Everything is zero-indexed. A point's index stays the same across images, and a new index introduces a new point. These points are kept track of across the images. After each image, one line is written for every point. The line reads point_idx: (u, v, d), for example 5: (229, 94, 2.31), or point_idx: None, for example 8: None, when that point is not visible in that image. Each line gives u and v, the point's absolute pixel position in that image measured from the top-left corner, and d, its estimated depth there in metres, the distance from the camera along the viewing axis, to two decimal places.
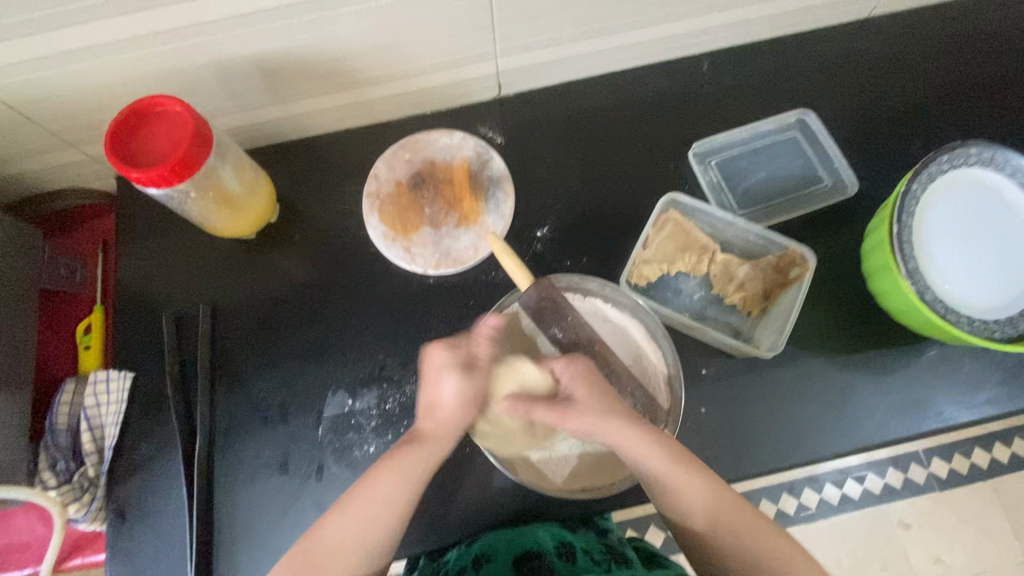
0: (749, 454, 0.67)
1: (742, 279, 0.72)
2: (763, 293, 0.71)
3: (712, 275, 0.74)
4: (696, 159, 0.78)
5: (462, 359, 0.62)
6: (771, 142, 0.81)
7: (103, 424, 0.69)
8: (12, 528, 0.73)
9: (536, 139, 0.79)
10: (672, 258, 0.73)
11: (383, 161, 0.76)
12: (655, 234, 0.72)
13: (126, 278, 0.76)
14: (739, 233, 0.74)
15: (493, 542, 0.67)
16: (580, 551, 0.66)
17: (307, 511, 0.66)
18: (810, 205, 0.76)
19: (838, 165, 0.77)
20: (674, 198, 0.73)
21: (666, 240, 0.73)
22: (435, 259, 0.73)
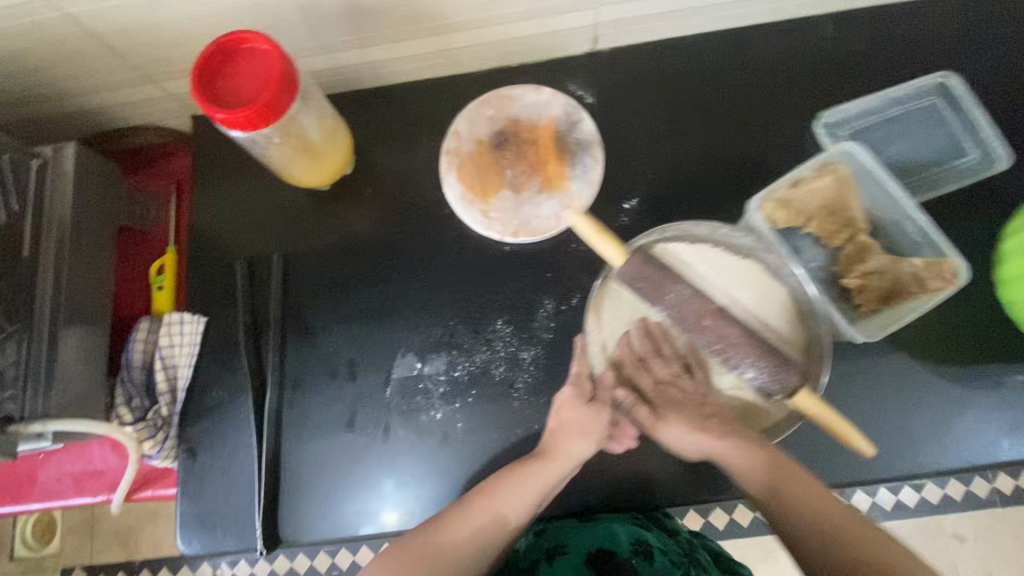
0: (837, 461, 0.62)
1: (874, 267, 0.60)
2: (889, 290, 0.60)
3: (841, 250, 0.62)
4: (824, 129, 0.70)
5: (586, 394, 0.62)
6: (909, 109, 0.71)
7: (176, 365, 0.70)
8: (87, 456, 0.75)
9: (629, 102, 0.74)
10: (813, 214, 0.62)
11: (464, 116, 0.71)
12: (811, 178, 0.61)
13: (199, 222, 0.75)
14: (896, 217, 0.61)
15: (566, 534, 0.67)
16: (658, 551, 0.66)
17: (373, 471, 0.66)
18: (957, 182, 0.67)
19: (987, 136, 0.68)
20: (853, 145, 0.60)
21: (817, 191, 0.61)
22: (513, 226, 0.68)
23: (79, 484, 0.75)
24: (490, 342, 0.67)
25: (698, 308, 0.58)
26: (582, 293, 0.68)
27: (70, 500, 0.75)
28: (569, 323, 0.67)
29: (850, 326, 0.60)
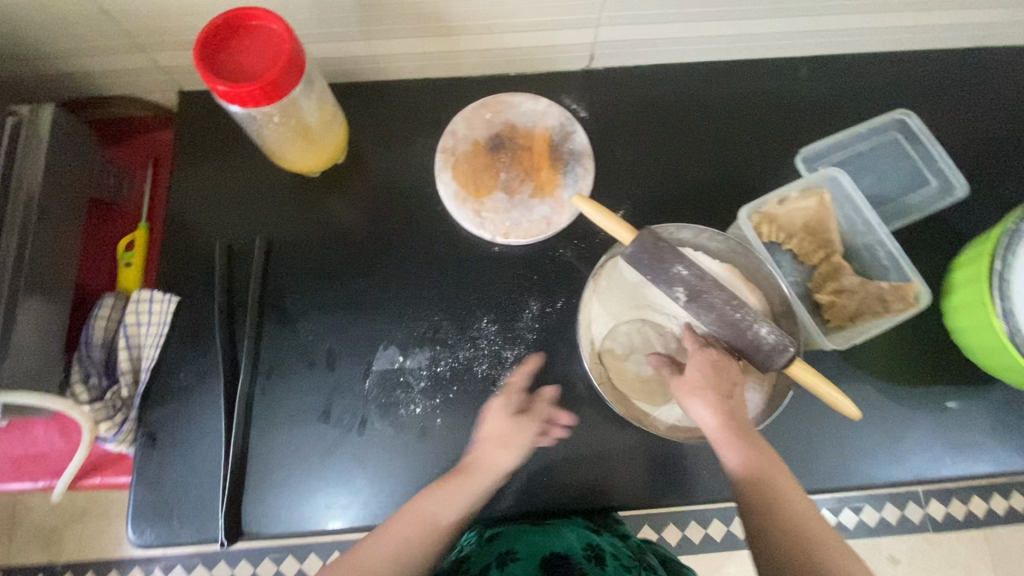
0: (798, 471, 0.66)
1: (845, 284, 0.67)
2: (855, 309, 0.66)
3: (817, 270, 0.69)
4: (805, 163, 0.75)
5: (517, 404, 0.64)
6: (875, 142, 0.76)
7: (141, 345, 0.66)
8: (30, 438, 0.71)
9: (622, 119, 0.76)
10: (795, 232, 0.69)
11: (461, 119, 0.73)
12: (796, 198, 0.68)
13: (179, 199, 0.73)
14: (868, 240, 0.69)
15: (516, 539, 0.69)
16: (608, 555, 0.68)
17: (345, 463, 0.64)
18: (918, 213, 0.73)
19: (944, 168, 0.74)
20: (835, 178, 0.68)
21: (800, 211, 0.68)
22: (504, 227, 0.70)
23: (17, 468, 0.70)
24: (474, 340, 0.68)
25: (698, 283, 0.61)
26: (567, 298, 0.69)
27: (6, 485, 0.69)
28: (552, 325, 0.69)
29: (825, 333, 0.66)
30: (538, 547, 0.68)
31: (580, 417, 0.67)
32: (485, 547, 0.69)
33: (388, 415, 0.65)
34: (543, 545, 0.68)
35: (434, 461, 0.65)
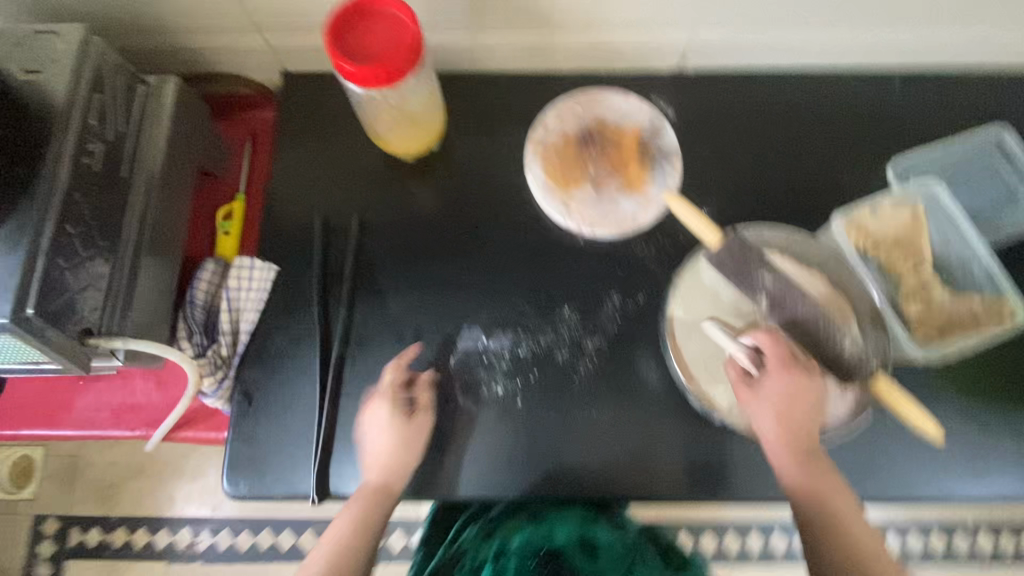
0: (872, 481, 0.66)
1: (935, 298, 0.66)
2: (946, 321, 0.66)
3: (907, 281, 0.67)
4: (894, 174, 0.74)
5: (404, 407, 0.65)
6: (968, 155, 0.74)
7: (241, 309, 0.71)
8: (130, 389, 0.75)
9: (711, 118, 0.77)
10: (886, 242, 0.68)
11: (553, 110, 0.74)
12: (890, 208, 0.68)
13: (280, 174, 0.77)
14: (959, 254, 0.68)
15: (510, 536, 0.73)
16: (599, 545, 0.70)
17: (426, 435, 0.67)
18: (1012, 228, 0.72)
19: None
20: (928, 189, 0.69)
21: (893, 221, 0.68)
22: (591, 219, 0.71)
23: (116, 417, 0.74)
24: (555, 326, 0.70)
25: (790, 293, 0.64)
26: (648, 292, 0.71)
27: (106, 432, 0.74)
28: (634, 318, 0.70)
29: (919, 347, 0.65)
30: (531, 542, 0.71)
31: (657, 410, 0.68)
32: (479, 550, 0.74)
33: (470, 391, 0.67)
34: (534, 540, 0.72)
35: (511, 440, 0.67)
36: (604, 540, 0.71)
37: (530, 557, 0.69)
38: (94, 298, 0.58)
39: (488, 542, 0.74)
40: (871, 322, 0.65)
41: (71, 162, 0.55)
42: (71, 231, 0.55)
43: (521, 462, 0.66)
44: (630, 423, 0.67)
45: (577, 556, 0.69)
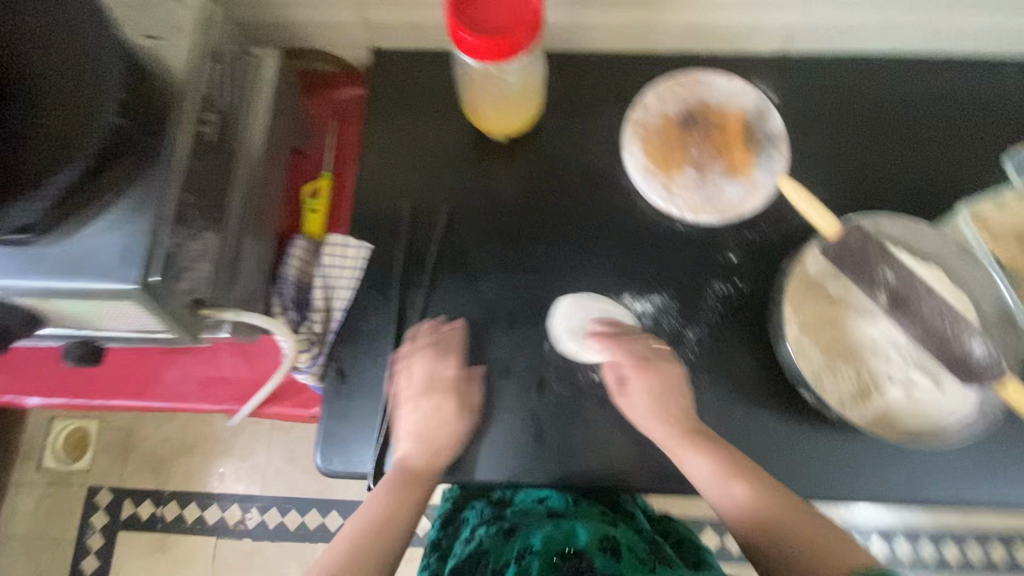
0: (984, 486, 0.63)
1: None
2: None
3: None
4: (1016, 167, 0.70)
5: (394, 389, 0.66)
6: None
7: (334, 286, 0.70)
8: (217, 362, 0.75)
9: (816, 105, 0.74)
10: (1007, 238, 0.65)
11: (654, 92, 0.72)
12: (1014, 202, 0.65)
13: (369, 150, 0.75)
14: None
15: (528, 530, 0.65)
16: (623, 548, 0.63)
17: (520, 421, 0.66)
18: None
19: None
20: None
21: (1018, 216, 0.64)
22: (695, 204, 0.69)
23: (204, 390, 0.74)
24: (654, 315, 0.68)
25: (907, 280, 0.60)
26: (750, 282, 0.68)
27: (195, 404, 0.74)
28: (736, 309, 0.68)
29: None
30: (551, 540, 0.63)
31: (759, 404, 0.66)
32: (501, 545, 0.65)
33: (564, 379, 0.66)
34: (556, 536, 0.63)
35: (608, 429, 0.65)
36: (628, 546, 0.64)
37: (553, 554, 0.61)
38: (202, 269, 0.57)
39: (511, 541, 0.65)
40: (995, 321, 0.62)
41: (190, 128, 0.54)
42: (187, 199, 0.54)
43: (619, 452, 0.65)
44: (730, 415, 0.66)
45: (601, 558, 0.61)
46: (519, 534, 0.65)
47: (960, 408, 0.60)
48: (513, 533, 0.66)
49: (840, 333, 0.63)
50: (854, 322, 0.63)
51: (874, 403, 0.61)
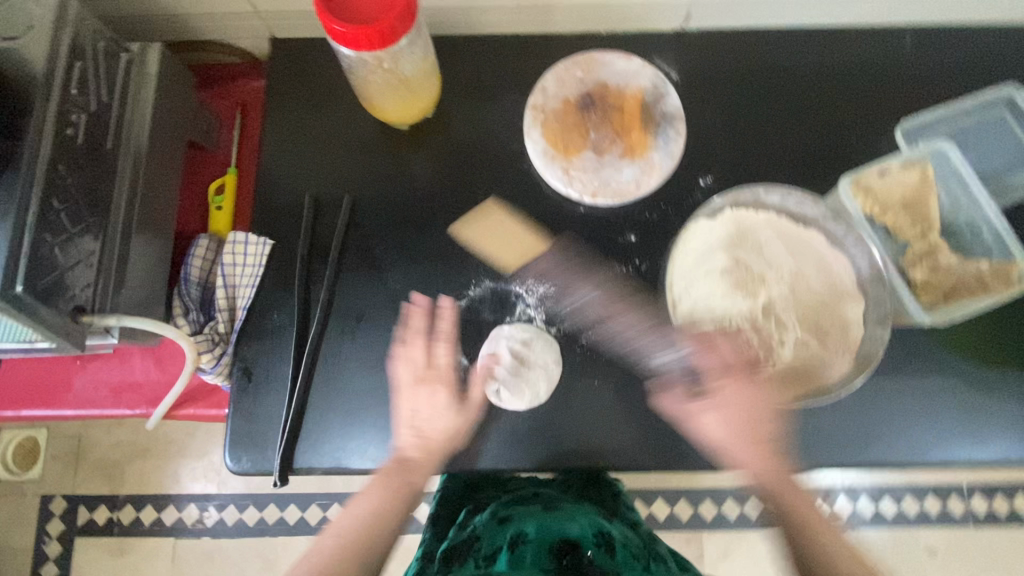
0: (874, 446, 0.65)
1: (940, 263, 0.65)
2: (951, 288, 0.64)
3: (912, 246, 0.66)
4: (904, 136, 0.73)
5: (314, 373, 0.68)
6: (978, 119, 0.73)
7: (236, 285, 0.70)
8: (128, 367, 0.74)
9: (715, 81, 0.75)
10: (891, 206, 0.66)
11: (553, 74, 0.72)
12: (897, 170, 0.67)
13: (270, 145, 0.74)
14: (966, 220, 0.67)
15: (524, 519, 0.68)
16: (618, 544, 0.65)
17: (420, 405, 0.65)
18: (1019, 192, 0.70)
19: None
20: (939, 148, 0.67)
21: (900, 184, 0.66)
22: (593, 187, 0.69)
23: (116, 396, 0.74)
24: (556, 298, 0.69)
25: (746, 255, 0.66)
26: (650, 262, 0.69)
27: (107, 410, 0.73)
28: (636, 289, 0.69)
29: (928, 311, 0.63)
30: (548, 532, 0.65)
31: (659, 379, 0.67)
32: (493, 530, 0.66)
33: (441, 379, 0.67)
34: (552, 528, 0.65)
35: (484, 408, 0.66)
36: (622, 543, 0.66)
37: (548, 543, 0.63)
38: (87, 274, 0.57)
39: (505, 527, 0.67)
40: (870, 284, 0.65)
41: (55, 134, 0.53)
42: (59, 205, 0.53)
43: (524, 434, 0.66)
44: (634, 393, 0.67)
45: (596, 550, 0.63)
46: (514, 521, 0.67)
47: (839, 365, 0.64)
48: (506, 519, 0.68)
49: (729, 305, 0.66)
50: (745, 286, 0.65)
51: (760, 368, 0.65)
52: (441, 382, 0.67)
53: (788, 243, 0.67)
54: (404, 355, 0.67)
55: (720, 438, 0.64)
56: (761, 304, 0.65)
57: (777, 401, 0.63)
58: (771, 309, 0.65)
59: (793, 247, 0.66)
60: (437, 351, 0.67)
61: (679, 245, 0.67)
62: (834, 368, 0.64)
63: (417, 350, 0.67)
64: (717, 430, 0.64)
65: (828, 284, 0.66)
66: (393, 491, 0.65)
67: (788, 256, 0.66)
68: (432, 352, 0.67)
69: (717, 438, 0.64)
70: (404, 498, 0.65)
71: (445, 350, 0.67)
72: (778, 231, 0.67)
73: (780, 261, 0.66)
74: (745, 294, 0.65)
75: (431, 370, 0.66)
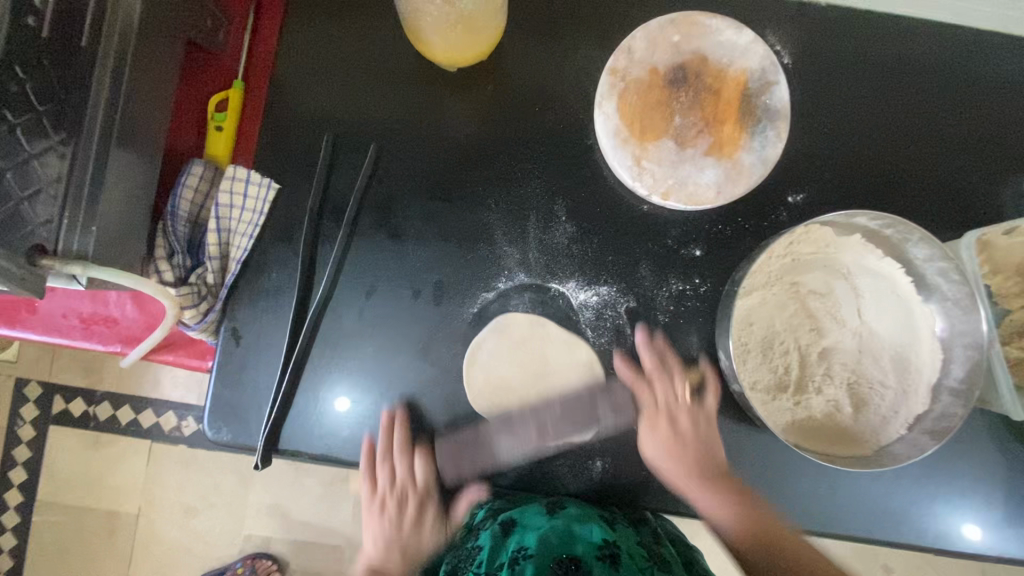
0: (913, 527, 0.59)
1: None
2: None
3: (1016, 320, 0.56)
4: None
5: (314, 355, 0.59)
6: None
7: (231, 231, 0.60)
8: (103, 298, 0.66)
9: (832, 77, 0.62)
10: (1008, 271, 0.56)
11: (643, 35, 0.58)
12: None
13: (287, 65, 0.62)
14: None
15: (530, 526, 0.56)
16: (624, 554, 0.54)
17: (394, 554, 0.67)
18: None
19: None
20: None
21: None
22: (666, 185, 0.58)
23: (87, 327, 0.65)
24: (597, 309, 0.60)
25: (797, 297, 0.59)
26: (711, 284, 0.60)
27: (75, 343, 0.65)
28: (690, 312, 0.60)
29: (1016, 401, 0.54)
30: (550, 545, 0.54)
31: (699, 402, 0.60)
32: (495, 544, 0.56)
33: (401, 502, 0.65)
34: (552, 539, 0.54)
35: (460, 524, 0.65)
36: (629, 551, 0.54)
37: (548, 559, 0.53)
38: (48, 206, 0.47)
39: (505, 540, 0.56)
40: (962, 367, 0.55)
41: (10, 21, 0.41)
42: (12, 118, 0.43)
43: (536, 449, 0.59)
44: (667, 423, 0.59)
45: (597, 569, 0.52)
46: (519, 529, 0.56)
47: (895, 432, 0.57)
48: (511, 527, 0.57)
49: (790, 350, 0.58)
50: (810, 332, 0.58)
51: (798, 418, 0.58)
52: (396, 512, 0.66)
53: (871, 291, 0.59)
54: (372, 490, 0.65)
55: (661, 461, 0.58)
56: (819, 348, 0.58)
57: (818, 456, 0.55)
58: (828, 356, 0.58)
59: (874, 298, 0.59)
60: (405, 467, 0.61)
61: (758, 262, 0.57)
62: (889, 431, 0.57)
63: (380, 496, 0.65)
64: (647, 441, 0.58)
65: (900, 344, 0.58)
66: (388, 569, 0.66)
67: (865, 306, 0.59)
68: (391, 472, 0.62)
69: (656, 465, 0.58)
70: (411, 567, 0.66)
71: (403, 473, 0.62)
72: (864, 271, 0.59)
73: (858, 310, 0.59)
74: (808, 338, 0.58)
75: (403, 511, 0.66)
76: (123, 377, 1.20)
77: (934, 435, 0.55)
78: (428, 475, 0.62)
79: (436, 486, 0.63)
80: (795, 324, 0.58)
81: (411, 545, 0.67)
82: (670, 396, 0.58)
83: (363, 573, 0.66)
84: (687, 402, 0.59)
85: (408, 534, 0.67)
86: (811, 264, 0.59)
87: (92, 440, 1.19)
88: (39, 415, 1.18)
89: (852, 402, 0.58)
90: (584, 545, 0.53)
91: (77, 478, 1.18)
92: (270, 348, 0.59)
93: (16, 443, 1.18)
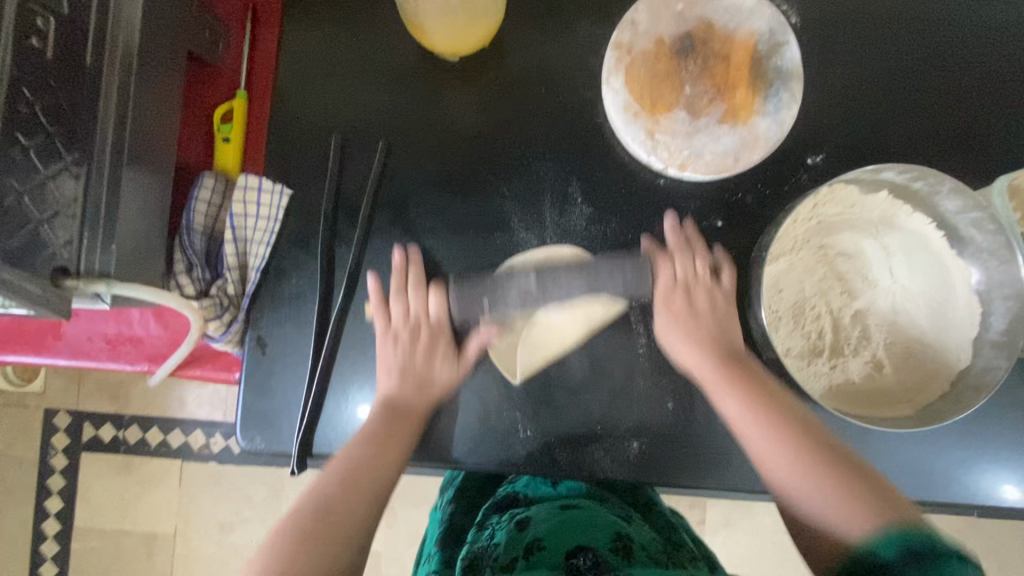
0: (963, 486, 0.58)
1: None
2: None
3: None
4: None
5: (337, 356, 0.59)
6: None
7: (248, 240, 0.60)
8: (126, 319, 0.66)
9: (843, 33, 0.60)
10: None
11: (645, 6, 0.57)
12: None
13: (288, 69, 0.61)
14: None
15: (544, 521, 0.57)
16: (637, 546, 0.54)
17: (407, 386, 0.58)
18: None
19: None
20: None
21: None
22: (681, 156, 0.57)
23: (113, 349, 0.65)
24: None
25: (825, 259, 0.57)
26: (735, 254, 0.59)
27: (102, 366, 0.65)
28: (716, 285, 0.59)
29: None
30: (563, 535, 0.54)
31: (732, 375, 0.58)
32: (512, 537, 0.56)
33: (415, 334, 0.59)
34: (565, 532, 0.55)
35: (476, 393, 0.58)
36: (641, 545, 0.55)
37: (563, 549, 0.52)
38: (67, 226, 0.47)
39: (521, 533, 0.56)
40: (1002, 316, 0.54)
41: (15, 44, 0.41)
42: (23, 141, 0.43)
43: (574, 435, 0.58)
44: (701, 401, 0.58)
45: (612, 554, 0.52)
46: (532, 524, 0.56)
47: (936, 389, 0.56)
48: (525, 524, 0.57)
49: (823, 313, 0.56)
50: (841, 294, 0.57)
51: (837, 382, 0.56)
52: (410, 343, 0.59)
53: (903, 248, 0.58)
54: (384, 326, 0.58)
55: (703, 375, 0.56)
56: (851, 311, 0.57)
57: (861, 418, 0.54)
58: (862, 317, 0.57)
59: (904, 254, 0.58)
60: (420, 302, 0.59)
61: (782, 228, 0.55)
62: (932, 390, 0.56)
63: (395, 327, 0.59)
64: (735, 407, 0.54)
65: (935, 300, 0.57)
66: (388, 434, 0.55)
67: (896, 264, 0.58)
68: (406, 305, 0.59)
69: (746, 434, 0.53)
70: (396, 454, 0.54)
71: (422, 300, 0.59)
72: (891, 229, 0.58)
73: (890, 268, 0.57)
74: (841, 300, 0.57)
75: (415, 351, 0.59)
76: (149, 399, 1.21)
77: (977, 388, 0.54)
78: (443, 306, 0.59)
79: (449, 321, 0.60)
80: (826, 288, 0.57)
81: (424, 376, 0.58)
82: (691, 269, 0.58)
83: (340, 483, 0.52)
84: (707, 276, 0.58)
85: (421, 364, 0.58)
86: (836, 225, 0.58)
87: (125, 463, 1.20)
88: (71, 442, 1.20)
89: (890, 361, 0.57)
90: (598, 539, 0.53)
91: (113, 501, 1.19)
92: (297, 354, 0.59)
93: (51, 472, 1.20)
